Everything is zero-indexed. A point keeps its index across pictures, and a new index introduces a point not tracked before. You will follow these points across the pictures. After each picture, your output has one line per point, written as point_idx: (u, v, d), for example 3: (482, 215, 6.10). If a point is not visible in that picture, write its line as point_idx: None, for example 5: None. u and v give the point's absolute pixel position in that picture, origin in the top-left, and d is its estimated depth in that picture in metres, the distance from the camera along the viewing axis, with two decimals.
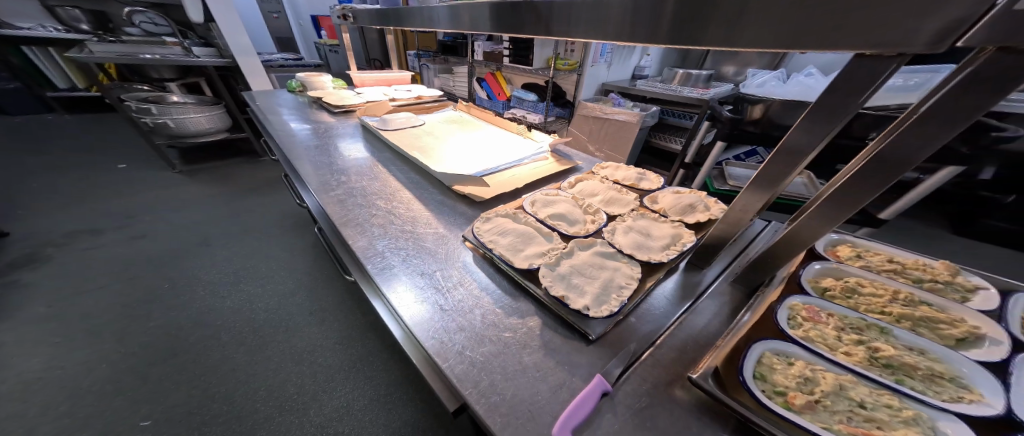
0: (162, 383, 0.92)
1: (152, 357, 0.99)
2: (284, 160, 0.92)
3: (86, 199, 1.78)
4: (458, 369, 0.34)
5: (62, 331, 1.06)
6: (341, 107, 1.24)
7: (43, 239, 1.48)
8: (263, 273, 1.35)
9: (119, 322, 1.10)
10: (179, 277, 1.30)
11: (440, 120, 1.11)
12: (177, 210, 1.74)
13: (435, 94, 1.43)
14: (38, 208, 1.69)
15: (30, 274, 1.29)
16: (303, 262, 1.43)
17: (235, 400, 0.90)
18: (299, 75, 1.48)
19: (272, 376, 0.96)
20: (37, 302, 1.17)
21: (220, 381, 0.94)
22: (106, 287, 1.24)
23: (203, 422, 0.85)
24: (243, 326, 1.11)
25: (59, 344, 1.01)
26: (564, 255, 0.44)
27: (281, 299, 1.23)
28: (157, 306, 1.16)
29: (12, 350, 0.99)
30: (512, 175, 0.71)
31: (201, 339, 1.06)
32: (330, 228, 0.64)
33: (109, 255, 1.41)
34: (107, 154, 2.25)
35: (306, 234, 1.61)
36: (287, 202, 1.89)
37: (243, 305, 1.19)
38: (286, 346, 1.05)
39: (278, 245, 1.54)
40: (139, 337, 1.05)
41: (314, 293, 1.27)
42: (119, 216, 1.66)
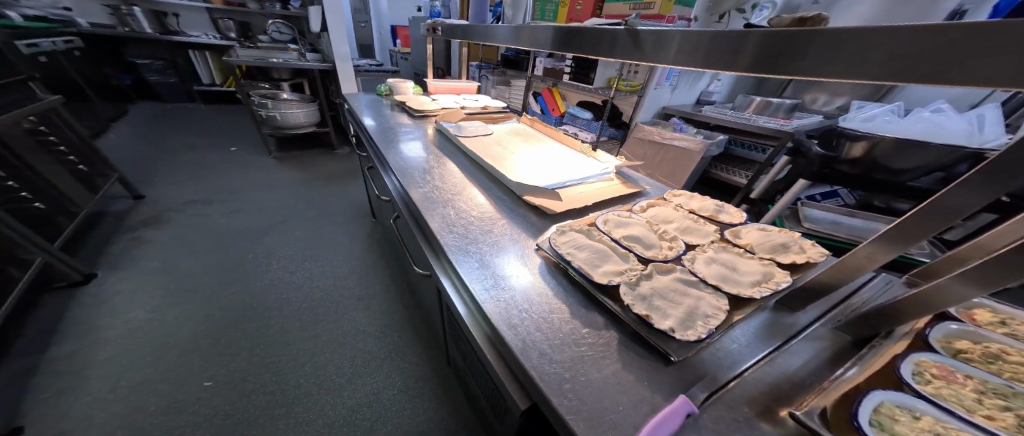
0: (228, 348, 1.06)
1: (227, 322, 1.15)
2: (375, 154, 1.06)
3: (201, 174, 2.15)
4: (541, 369, 0.36)
5: (169, 287, 1.28)
6: (420, 112, 1.37)
7: (167, 205, 1.81)
8: (325, 256, 1.52)
9: (210, 285, 1.30)
10: (259, 250, 1.51)
11: (506, 132, 1.18)
12: (266, 190, 2.04)
13: (500, 106, 1.52)
14: (167, 178, 2.08)
15: (157, 232, 1.59)
16: (359, 249, 1.59)
17: (282, 372, 1.00)
18: (388, 81, 1.67)
19: (317, 355, 1.06)
20: (156, 258, 1.42)
21: (276, 351, 1.06)
22: (207, 252, 1.48)
23: (254, 389, 0.95)
24: (303, 304, 1.25)
25: (160, 301, 1.21)
26: (643, 276, 0.44)
27: (338, 281, 1.37)
28: (238, 276, 1.35)
29: (134, 297, 1.21)
30: (580, 192, 0.73)
31: (264, 311, 1.20)
32: (412, 219, 0.73)
33: (213, 223, 1.69)
34: (221, 138, 2.72)
35: (366, 226, 1.77)
36: (352, 192, 2.11)
37: (306, 282, 1.35)
38: (335, 327, 1.17)
39: (341, 231, 1.72)
40: (218, 303, 1.22)
41: (366, 279, 1.40)
42: (224, 191, 1.99)
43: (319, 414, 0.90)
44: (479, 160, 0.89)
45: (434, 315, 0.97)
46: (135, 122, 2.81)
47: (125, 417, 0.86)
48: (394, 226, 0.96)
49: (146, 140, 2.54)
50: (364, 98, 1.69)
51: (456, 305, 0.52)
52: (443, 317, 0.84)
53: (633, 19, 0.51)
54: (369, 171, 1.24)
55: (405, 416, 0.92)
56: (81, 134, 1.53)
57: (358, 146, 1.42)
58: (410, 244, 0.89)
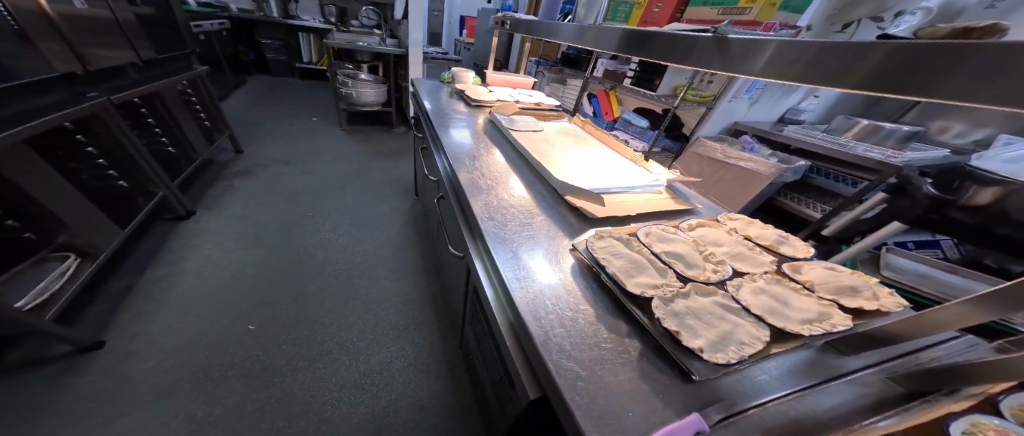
0: (275, 296, 1.21)
1: (280, 273, 1.31)
2: (430, 136, 1.13)
3: (283, 138, 2.47)
4: (559, 364, 0.37)
5: (243, 233, 1.50)
6: (476, 101, 1.42)
7: (255, 161, 2.12)
8: (368, 225, 1.66)
9: (273, 237, 1.50)
10: (317, 212, 1.70)
11: (556, 130, 1.18)
12: (332, 158, 2.28)
13: (553, 104, 1.50)
14: (258, 138, 2.42)
15: (243, 182, 1.86)
16: (399, 224, 1.71)
17: (315, 326, 1.12)
18: (453, 69, 1.75)
19: (345, 316, 1.18)
20: (239, 206, 1.67)
21: (314, 306, 1.20)
22: (276, 207, 1.70)
23: (290, 336, 1.08)
24: (342, 268, 1.39)
25: (232, 245, 1.42)
26: (680, 294, 0.43)
27: (376, 251, 1.51)
28: (297, 233, 1.54)
29: (219, 237, 1.44)
30: (624, 201, 0.71)
31: (309, 269, 1.36)
32: (457, 202, 0.77)
33: (286, 182, 1.94)
34: (304, 108, 3.08)
35: (408, 204, 1.89)
36: (403, 170, 2.27)
37: (350, 247, 1.50)
38: (365, 293, 1.28)
39: (386, 205, 1.86)
40: (274, 256, 1.39)
41: (400, 253, 1.52)
42: (298, 155, 2.26)
43: (335, 368, 1.00)
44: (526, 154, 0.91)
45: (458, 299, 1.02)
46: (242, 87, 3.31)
47: (195, 336, 1.03)
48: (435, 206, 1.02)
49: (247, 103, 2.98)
50: (428, 83, 1.79)
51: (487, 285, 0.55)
52: (467, 298, 0.89)
53: (724, 26, 0.47)
54: (422, 151, 1.32)
55: (412, 386, 0.99)
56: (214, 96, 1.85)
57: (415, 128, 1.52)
58: (449, 224, 0.94)
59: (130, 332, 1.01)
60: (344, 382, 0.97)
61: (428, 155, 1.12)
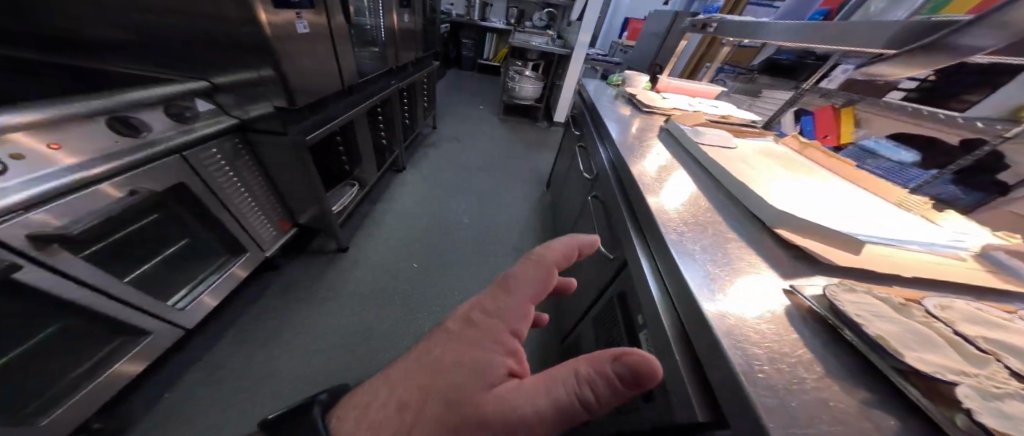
0: (437, 247, 1.60)
1: (442, 230, 1.72)
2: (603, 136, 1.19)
3: (458, 124, 3.12)
4: (765, 399, 0.33)
5: (426, 193, 2.01)
6: (650, 107, 1.35)
7: (439, 140, 2.76)
8: (505, 211, 1.98)
9: (441, 201, 1.95)
10: (472, 191, 2.12)
11: (754, 150, 0.98)
12: (488, 147, 2.75)
13: (750, 119, 1.26)
14: (443, 122, 3.13)
15: (430, 155, 2.48)
16: (528, 218, 1.97)
17: (458, 279, 1.45)
18: (625, 72, 1.74)
19: (478, 279, 1.47)
20: (426, 171, 2.26)
21: (460, 263, 1.54)
22: (447, 179, 2.20)
23: (442, 282, 1.43)
24: (483, 240, 1.71)
25: (419, 200, 1.93)
26: (1016, 396, 0.29)
27: (508, 235, 1.78)
28: (457, 203, 1.97)
29: (412, 192, 1.99)
30: (898, 258, 0.50)
31: (462, 233, 1.73)
32: (628, 202, 0.81)
33: (455, 161, 2.47)
34: (475, 102, 3.77)
35: (538, 206, 2.12)
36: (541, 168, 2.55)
37: (489, 226, 1.83)
38: (495, 266, 1.56)
39: (522, 197, 2.15)
40: (441, 216, 1.83)
41: (526, 241, 1.76)
42: (466, 140, 2.83)
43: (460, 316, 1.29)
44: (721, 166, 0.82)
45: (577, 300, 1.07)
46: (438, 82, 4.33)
47: (389, 259, 1.48)
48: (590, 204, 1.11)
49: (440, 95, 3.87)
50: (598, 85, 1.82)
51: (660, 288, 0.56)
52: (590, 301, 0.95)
53: None
54: (582, 149, 1.41)
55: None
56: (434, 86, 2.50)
57: (578, 127, 1.62)
58: (597, 227, 1.00)
59: (361, 238, 1.57)
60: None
61: (595, 156, 1.19)
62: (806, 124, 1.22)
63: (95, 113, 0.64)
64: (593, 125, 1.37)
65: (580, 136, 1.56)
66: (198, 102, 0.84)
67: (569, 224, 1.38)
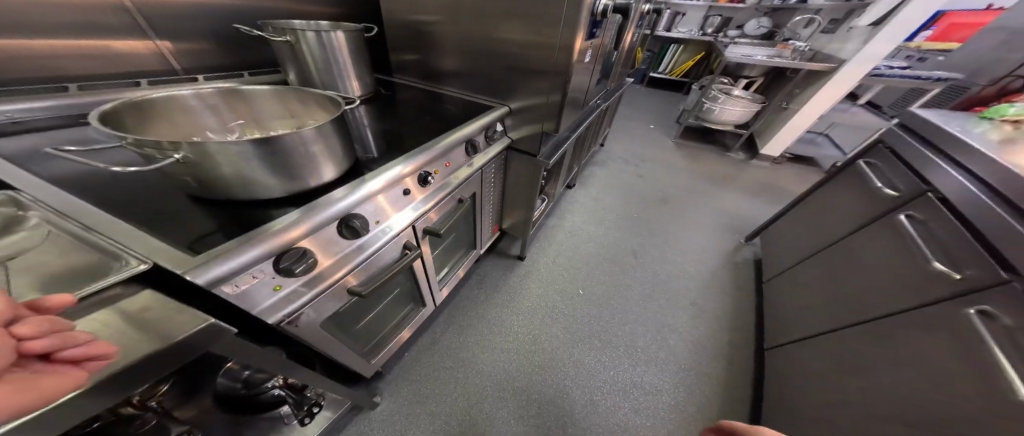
0: (602, 273, 1.59)
1: (608, 256, 1.69)
2: (1019, 214, 0.66)
3: (632, 142, 2.96)
4: None
5: (597, 213, 2.00)
6: None
7: (612, 157, 2.68)
8: (681, 253, 1.75)
9: (610, 225, 1.91)
10: (643, 220, 1.98)
11: None
12: (664, 174, 2.50)
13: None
14: (617, 137, 3.03)
15: (602, 172, 2.44)
16: (709, 270, 1.66)
17: (619, 317, 1.39)
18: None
19: (642, 325, 1.37)
20: (596, 191, 2.20)
21: (622, 299, 1.47)
22: (617, 202, 2.13)
23: (603, 314, 1.40)
24: (651, 281, 1.57)
25: (588, 218, 1.95)
26: None
27: (681, 283, 1.58)
28: (625, 230, 1.88)
29: (582, 209, 2.02)
30: None
31: (628, 266, 1.64)
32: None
33: (627, 182, 2.35)
34: (653, 120, 3.48)
35: (729, 265, 1.70)
36: (732, 211, 2.11)
37: (660, 266, 1.66)
38: (663, 317, 1.40)
39: (703, 242, 1.85)
40: (609, 241, 1.79)
41: (706, 299, 1.50)
42: (640, 161, 2.65)
43: (622, 370, 1.20)
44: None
45: (814, 434, 0.79)
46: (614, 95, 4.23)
47: (555, 273, 1.58)
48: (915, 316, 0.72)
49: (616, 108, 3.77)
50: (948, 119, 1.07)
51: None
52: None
53: None
54: (887, 217, 0.94)
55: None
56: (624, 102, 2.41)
57: (884, 179, 1.05)
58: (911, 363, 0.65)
59: (536, 251, 1.68)
60: (623, 388, 1.15)
61: (942, 242, 0.75)
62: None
63: (452, 146, 0.74)
64: (952, 180, 0.82)
65: (880, 192, 1.03)
66: (497, 123, 0.89)
67: (820, 315, 0.99)
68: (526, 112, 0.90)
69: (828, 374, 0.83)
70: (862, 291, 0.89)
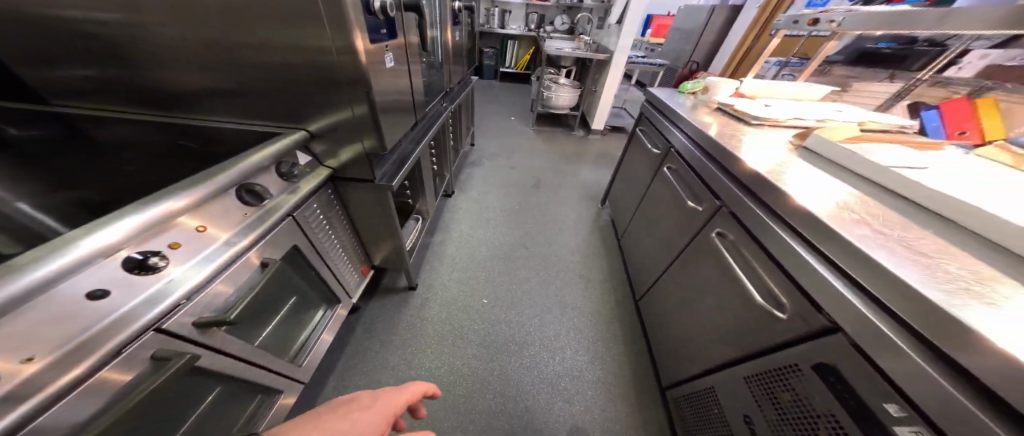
0: (497, 273, 1.59)
1: (498, 254, 1.71)
2: (702, 154, 1.00)
3: (496, 136, 3.10)
4: None
5: (478, 213, 2.00)
6: (757, 119, 1.07)
7: (480, 154, 2.73)
8: (558, 229, 1.96)
9: (493, 221, 1.95)
10: (519, 206, 2.11)
11: (951, 161, 0.71)
12: (528, 159, 2.73)
13: (899, 124, 0.96)
14: (481, 134, 3.11)
15: (472, 171, 2.46)
16: (581, 236, 1.92)
17: (525, 312, 1.42)
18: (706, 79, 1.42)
19: (546, 310, 1.44)
20: (474, 193, 2.19)
21: (523, 292, 1.51)
22: (494, 196, 2.19)
23: (510, 315, 1.40)
24: (541, 265, 1.68)
25: (470, 221, 1.92)
26: None
27: (565, 257, 1.76)
28: (507, 221, 1.95)
29: (461, 214, 1.98)
30: None
31: (519, 256, 1.71)
32: (780, 249, 0.64)
33: (498, 174, 2.46)
34: (508, 112, 3.76)
35: (593, 228, 2.00)
36: (584, 179, 2.52)
37: (545, 247, 1.80)
38: (560, 295, 1.52)
39: (571, 212, 2.13)
40: (496, 237, 1.83)
41: (586, 263, 1.73)
42: (506, 152, 2.81)
43: (543, 362, 1.24)
44: (935, 199, 0.58)
45: (679, 349, 0.99)
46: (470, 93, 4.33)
47: (451, 290, 1.48)
48: (691, 238, 0.98)
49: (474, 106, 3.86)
50: (666, 92, 1.55)
51: (891, 377, 0.44)
52: (704, 354, 0.86)
53: None
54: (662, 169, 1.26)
55: (597, 411, 1.10)
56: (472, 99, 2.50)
57: (653, 138, 1.41)
58: (709, 275, 0.87)
59: (427, 275, 1.52)
60: (549, 378, 1.19)
61: (688, 182, 1.04)
62: (930, 123, 1.17)
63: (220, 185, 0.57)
64: (679, 138, 1.18)
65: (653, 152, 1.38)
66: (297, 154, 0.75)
67: (653, 252, 1.25)
68: (330, 131, 0.77)
69: (674, 299, 1.04)
70: (665, 227, 1.17)
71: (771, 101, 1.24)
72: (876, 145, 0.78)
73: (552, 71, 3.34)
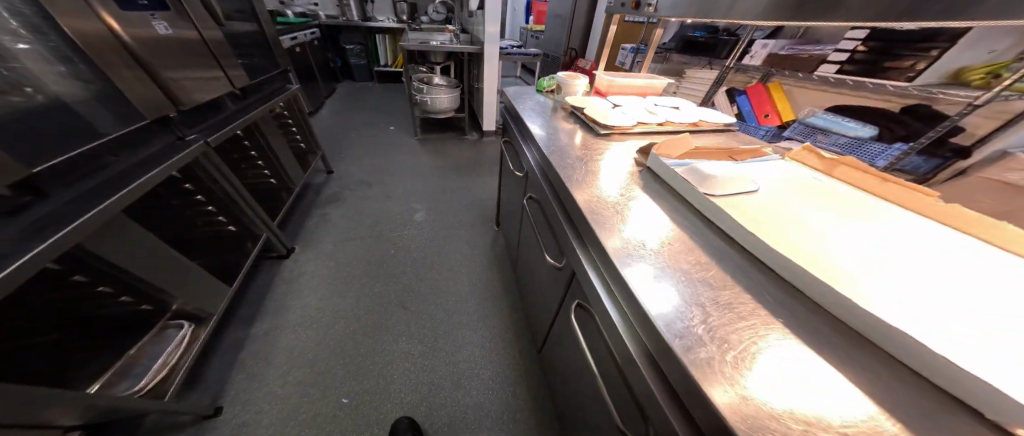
0: (364, 358, 1.25)
1: (367, 328, 1.36)
2: (552, 193, 0.84)
3: (369, 154, 2.60)
4: None
5: (340, 273, 1.58)
6: (607, 127, 0.95)
7: (346, 183, 2.21)
8: (448, 267, 1.70)
9: (361, 279, 1.57)
10: (397, 247, 1.76)
11: (771, 175, 0.67)
12: (411, 179, 2.35)
13: (724, 121, 0.97)
14: (349, 154, 2.56)
15: (333, 209, 1.96)
16: (477, 269, 1.72)
17: (405, 404, 1.12)
18: (558, 74, 1.25)
19: (434, 390, 1.17)
20: (336, 243, 1.74)
21: (401, 375, 1.20)
22: (363, 239, 1.78)
23: (383, 416, 1.08)
24: (426, 325, 1.40)
25: (328, 288, 1.50)
26: None
27: (457, 304, 1.52)
28: (381, 274, 1.61)
29: (317, 279, 1.54)
30: None
31: (398, 321, 1.40)
32: (623, 354, 0.49)
33: (369, 206, 2.03)
34: (386, 120, 3.23)
35: (489, 254, 1.81)
36: (476, 192, 2.29)
37: (431, 298, 1.52)
38: (451, 361, 1.27)
39: (462, 240, 1.88)
40: (366, 302, 1.46)
41: (482, 306, 1.52)
42: (381, 174, 2.36)
43: None
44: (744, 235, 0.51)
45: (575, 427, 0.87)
46: (336, 101, 3.60)
47: (292, 408, 1.08)
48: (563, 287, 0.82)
49: (341, 117, 3.20)
50: (527, 94, 1.38)
51: None
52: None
53: None
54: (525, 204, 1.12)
55: None
56: (303, 111, 1.93)
57: (514, 159, 1.22)
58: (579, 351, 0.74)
59: (254, 400, 1.09)
60: None
61: (544, 227, 0.91)
62: (743, 106, 1.51)
63: None
64: (533, 161, 0.98)
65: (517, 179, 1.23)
66: None
67: (540, 292, 1.09)
68: None
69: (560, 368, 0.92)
70: (541, 274, 1.04)
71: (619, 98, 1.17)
72: (706, 160, 0.71)
73: (424, 69, 2.96)
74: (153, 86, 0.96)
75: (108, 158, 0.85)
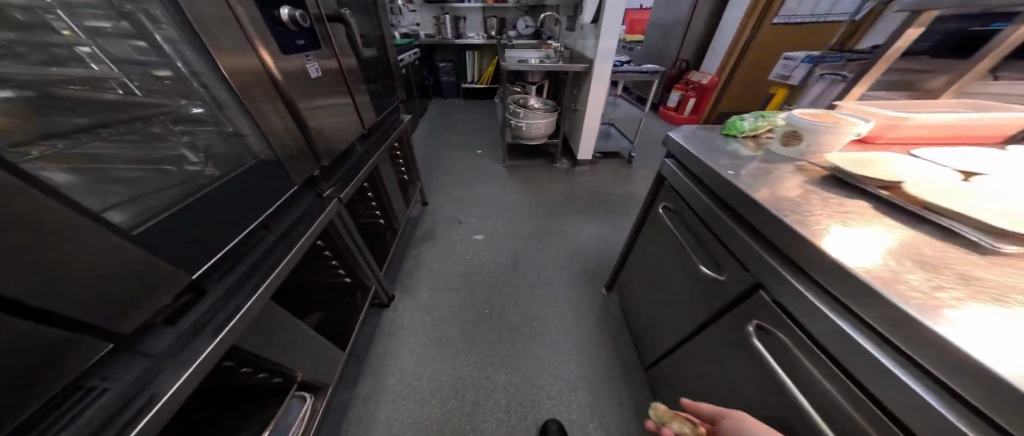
0: None
1: (463, 413, 1.21)
2: (803, 363, 0.54)
3: (460, 181, 2.52)
4: None
5: (434, 333, 1.51)
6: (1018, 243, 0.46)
7: (439, 219, 2.16)
8: (549, 338, 1.48)
9: (455, 344, 1.46)
10: (490, 306, 1.63)
11: None
12: (502, 217, 2.18)
13: None
14: (442, 182, 2.51)
15: (428, 251, 1.93)
16: (582, 346, 1.45)
17: None
18: (794, 113, 0.80)
19: None
20: (430, 294, 1.70)
21: None
22: (456, 292, 1.70)
23: None
24: (526, 420, 1.19)
25: (423, 350, 1.43)
26: None
27: (562, 393, 1.27)
28: (475, 339, 1.47)
29: (414, 337, 1.49)
30: None
31: (494, 409, 1.22)
32: None
33: (461, 251, 1.94)
34: (476, 140, 3.15)
35: (597, 327, 1.52)
36: (575, 239, 2.00)
37: (530, 380, 1.31)
38: None
39: (563, 303, 1.64)
40: (461, 376, 1.33)
41: (593, 402, 1.24)
42: (472, 208, 2.25)
43: None
44: None
45: None
46: (430, 119, 3.71)
47: None
48: (746, 388, 0.69)
49: (434, 136, 3.24)
50: (710, 136, 0.95)
51: None
52: None
53: None
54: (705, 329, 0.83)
55: None
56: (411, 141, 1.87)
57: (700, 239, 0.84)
58: None
59: None
60: None
61: (773, 398, 0.61)
62: None
63: None
64: (761, 274, 0.63)
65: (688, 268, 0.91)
66: None
67: (686, 374, 0.94)
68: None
69: None
70: None
71: (936, 153, 0.75)
72: None
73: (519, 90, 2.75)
74: (294, 131, 0.88)
75: (261, 232, 0.83)
